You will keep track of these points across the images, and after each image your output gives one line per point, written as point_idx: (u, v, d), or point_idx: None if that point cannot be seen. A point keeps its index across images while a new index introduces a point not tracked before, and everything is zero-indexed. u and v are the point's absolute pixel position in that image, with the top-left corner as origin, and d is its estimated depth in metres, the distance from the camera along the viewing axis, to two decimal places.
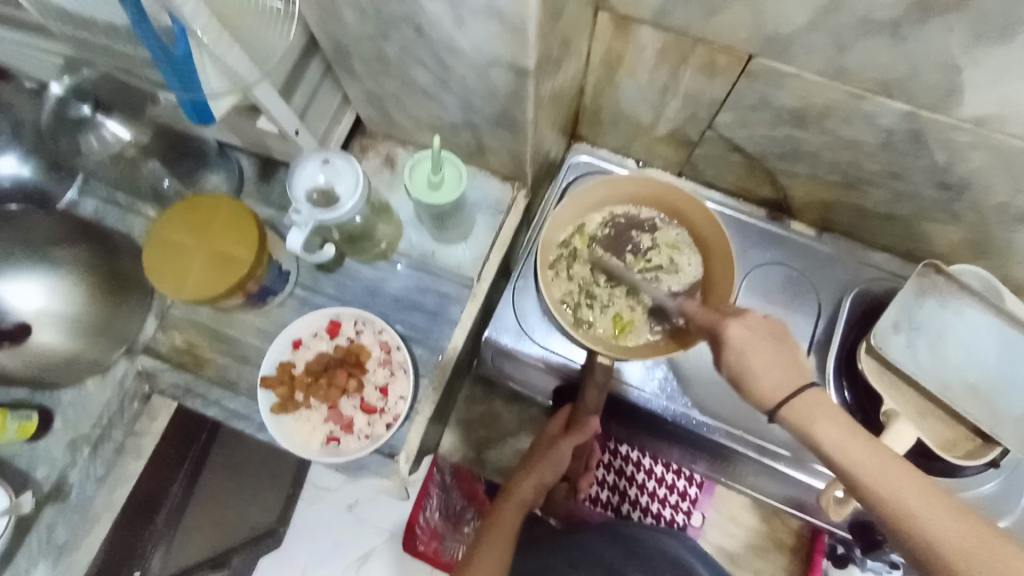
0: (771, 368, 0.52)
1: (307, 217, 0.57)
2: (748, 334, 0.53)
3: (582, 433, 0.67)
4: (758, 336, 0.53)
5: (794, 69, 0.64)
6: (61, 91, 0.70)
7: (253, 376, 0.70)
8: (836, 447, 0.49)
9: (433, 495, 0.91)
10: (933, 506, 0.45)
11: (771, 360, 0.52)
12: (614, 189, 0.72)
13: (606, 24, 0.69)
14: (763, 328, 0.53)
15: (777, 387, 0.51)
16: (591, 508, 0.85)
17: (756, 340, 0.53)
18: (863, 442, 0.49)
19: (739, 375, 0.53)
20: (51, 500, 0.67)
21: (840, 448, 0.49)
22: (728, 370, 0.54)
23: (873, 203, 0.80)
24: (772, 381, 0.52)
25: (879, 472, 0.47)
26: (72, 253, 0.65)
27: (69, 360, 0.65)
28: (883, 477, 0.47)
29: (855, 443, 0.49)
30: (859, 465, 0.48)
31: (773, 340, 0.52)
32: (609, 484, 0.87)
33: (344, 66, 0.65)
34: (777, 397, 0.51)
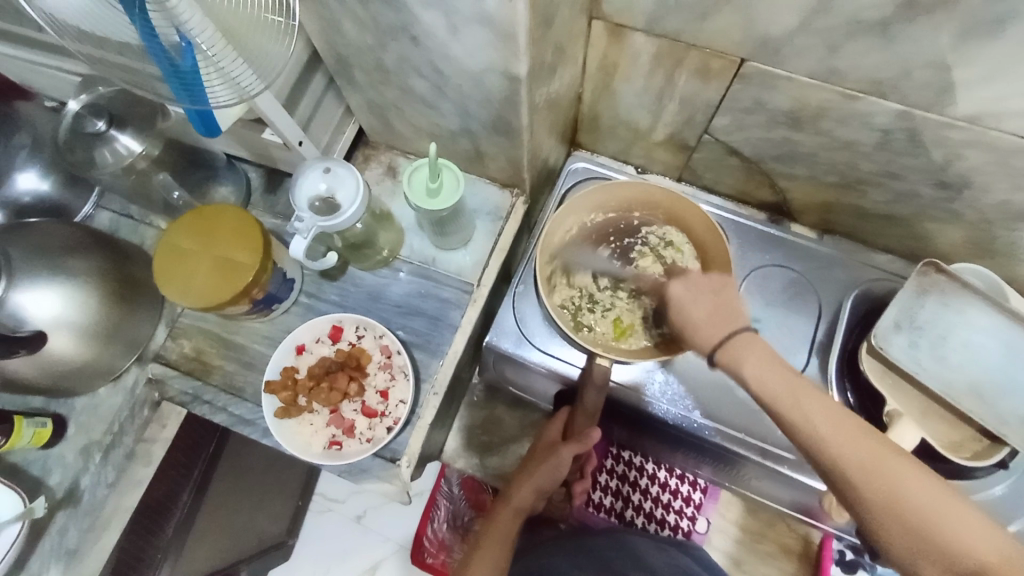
0: (712, 313, 0.56)
1: (309, 224, 0.58)
2: (685, 289, 0.58)
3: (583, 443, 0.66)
4: (695, 289, 0.57)
5: (788, 72, 0.65)
6: (78, 108, 0.69)
7: (258, 382, 0.72)
8: (766, 389, 0.51)
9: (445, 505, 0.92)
10: (846, 429, 0.46)
11: (711, 309, 0.56)
12: (613, 198, 0.73)
13: (601, 32, 0.71)
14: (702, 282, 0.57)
15: (713, 333, 0.54)
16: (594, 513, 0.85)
17: (691, 289, 0.57)
18: (792, 385, 0.50)
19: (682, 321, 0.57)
20: (63, 506, 0.68)
21: (762, 385, 0.51)
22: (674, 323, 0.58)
23: (872, 204, 0.80)
24: (711, 329, 0.55)
25: (798, 407, 0.49)
26: (87, 263, 0.67)
27: (84, 367, 0.67)
28: (799, 412, 0.49)
29: (776, 377, 0.50)
30: (783, 404, 0.49)
31: (710, 292, 0.56)
32: (612, 490, 0.86)
33: (346, 79, 0.67)
34: (713, 342, 0.54)
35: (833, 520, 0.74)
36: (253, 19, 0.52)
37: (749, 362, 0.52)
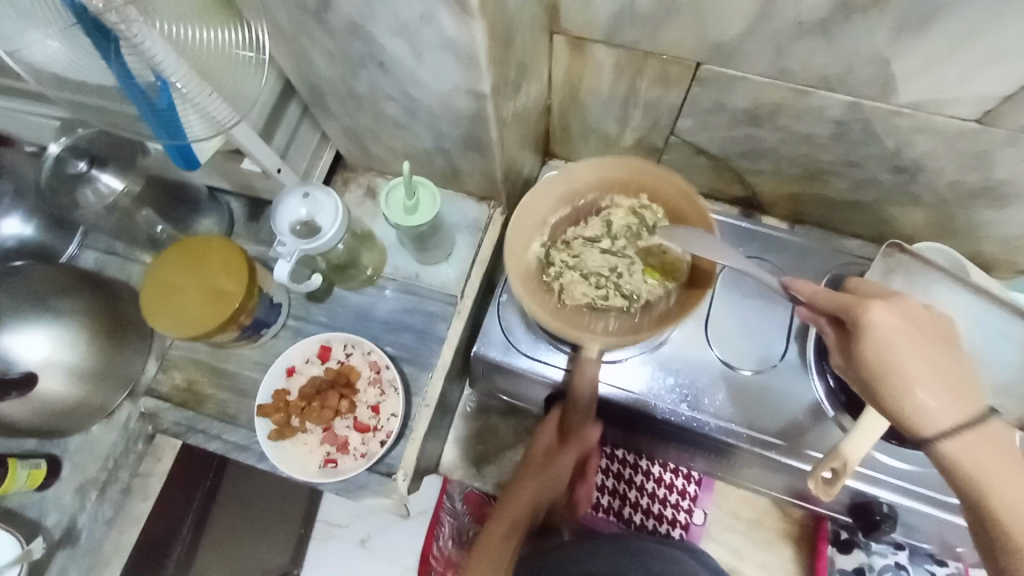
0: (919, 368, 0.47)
1: (291, 248, 0.60)
2: (894, 322, 0.48)
3: (580, 443, 0.70)
4: (904, 327, 0.48)
5: (742, 73, 0.68)
6: (59, 150, 0.72)
7: (252, 408, 0.72)
8: (990, 476, 0.45)
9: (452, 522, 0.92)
10: None
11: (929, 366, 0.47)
12: (577, 182, 0.68)
13: (563, 47, 0.74)
14: (921, 318, 0.48)
15: (938, 403, 0.47)
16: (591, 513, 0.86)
17: (906, 335, 0.48)
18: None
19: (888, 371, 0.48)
20: (62, 546, 0.69)
21: (974, 452, 0.45)
22: (863, 358, 0.49)
23: (836, 192, 0.83)
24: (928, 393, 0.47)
25: (1004, 480, 0.45)
26: (77, 303, 0.68)
27: (77, 406, 0.68)
28: (1005, 485, 0.45)
29: (989, 449, 0.46)
30: (1008, 492, 0.45)
31: (928, 332, 0.48)
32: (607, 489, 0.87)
33: (320, 106, 0.69)
34: (920, 394, 0.47)
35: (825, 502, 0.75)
36: (227, 57, 0.54)
37: (972, 435, 0.46)
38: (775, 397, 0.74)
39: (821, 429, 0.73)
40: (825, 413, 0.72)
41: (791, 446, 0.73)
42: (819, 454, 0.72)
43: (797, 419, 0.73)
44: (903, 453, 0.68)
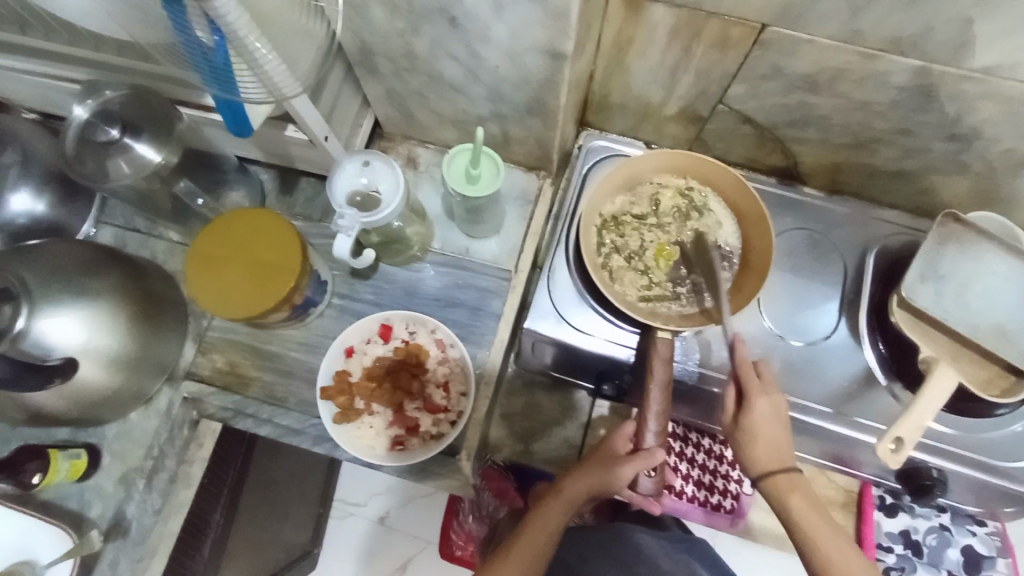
0: (771, 442, 0.63)
1: (352, 220, 0.56)
2: (767, 411, 0.63)
3: (646, 460, 0.65)
4: (773, 416, 0.63)
5: (809, 36, 0.66)
6: (86, 115, 0.61)
7: (300, 390, 0.69)
8: (805, 524, 0.61)
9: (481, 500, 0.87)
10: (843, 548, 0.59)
11: (771, 439, 0.63)
12: (640, 170, 0.77)
13: (618, 6, 0.70)
14: (781, 412, 0.63)
15: (764, 461, 0.63)
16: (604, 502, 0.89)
17: (769, 418, 0.62)
18: (823, 519, 0.61)
19: (746, 436, 0.63)
20: (112, 537, 0.65)
21: (802, 513, 0.61)
22: (738, 433, 0.64)
23: (882, 161, 0.83)
24: (762, 457, 0.63)
25: (813, 527, 0.60)
26: (108, 283, 0.63)
27: (113, 394, 0.64)
28: (822, 534, 0.60)
29: (818, 517, 0.61)
30: (816, 532, 0.60)
31: (780, 423, 0.63)
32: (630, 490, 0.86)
33: (367, 68, 0.64)
34: (765, 469, 0.63)
35: (868, 465, 0.80)
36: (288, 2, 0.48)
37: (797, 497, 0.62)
38: (826, 368, 0.78)
39: (872, 395, 0.77)
40: (877, 381, 0.77)
41: (841, 414, 0.77)
42: (873, 422, 0.76)
43: (847, 388, 0.78)
44: (947, 418, 0.74)
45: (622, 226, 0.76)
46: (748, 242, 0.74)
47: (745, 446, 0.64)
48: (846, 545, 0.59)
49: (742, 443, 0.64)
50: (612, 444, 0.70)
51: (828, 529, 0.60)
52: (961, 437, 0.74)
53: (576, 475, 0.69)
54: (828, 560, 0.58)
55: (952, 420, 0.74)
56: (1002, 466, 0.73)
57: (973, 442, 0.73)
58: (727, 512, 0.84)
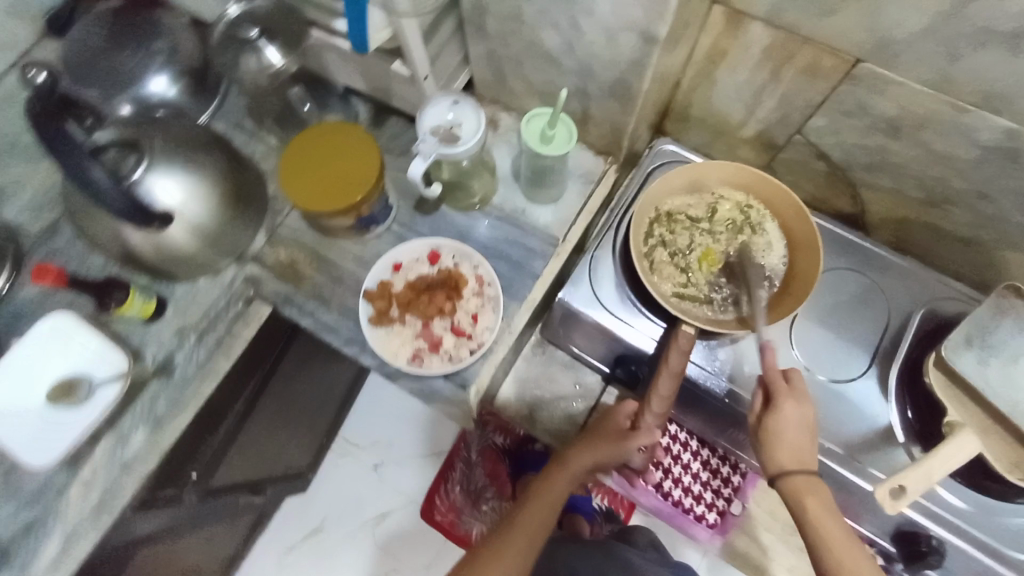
0: (795, 444, 0.64)
1: (431, 147, 0.63)
2: (795, 415, 0.65)
3: (646, 438, 0.69)
4: (801, 419, 0.65)
5: (899, 77, 0.67)
6: (236, 14, 0.71)
7: (344, 296, 0.76)
8: (821, 530, 0.62)
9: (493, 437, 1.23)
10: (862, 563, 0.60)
11: (796, 443, 0.64)
12: (706, 176, 0.79)
13: (719, 18, 0.74)
14: (809, 417, 0.65)
15: (786, 464, 0.64)
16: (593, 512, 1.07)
17: (797, 423, 0.64)
18: (841, 531, 0.62)
19: (770, 437, 0.65)
20: (157, 376, 0.75)
21: (817, 517, 0.62)
22: (762, 428, 0.66)
23: (954, 225, 0.81)
24: (785, 459, 0.64)
25: (829, 534, 0.62)
26: (210, 161, 0.71)
27: (189, 258, 0.73)
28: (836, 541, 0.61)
29: (834, 522, 0.62)
30: (831, 538, 0.61)
31: (806, 427, 0.65)
32: (610, 497, 1.08)
33: (475, 25, 0.70)
34: (787, 468, 0.64)
35: (867, 520, 0.79)
36: None
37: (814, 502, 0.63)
38: (847, 411, 0.77)
39: (886, 450, 0.75)
40: (896, 438, 0.75)
41: (849, 460, 0.76)
42: (879, 474, 0.75)
43: (863, 437, 0.76)
44: (959, 490, 0.71)
45: (674, 223, 0.78)
46: (793, 268, 0.75)
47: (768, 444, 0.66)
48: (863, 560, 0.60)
49: (764, 441, 0.66)
50: (612, 421, 0.73)
51: (847, 540, 0.61)
52: (975, 514, 0.71)
53: (583, 447, 0.72)
54: (841, 567, 0.60)
55: (969, 496, 0.71)
56: (1015, 557, 0.70)
57: (983, 521, 0.71)
58: (708, 525, 0.87)
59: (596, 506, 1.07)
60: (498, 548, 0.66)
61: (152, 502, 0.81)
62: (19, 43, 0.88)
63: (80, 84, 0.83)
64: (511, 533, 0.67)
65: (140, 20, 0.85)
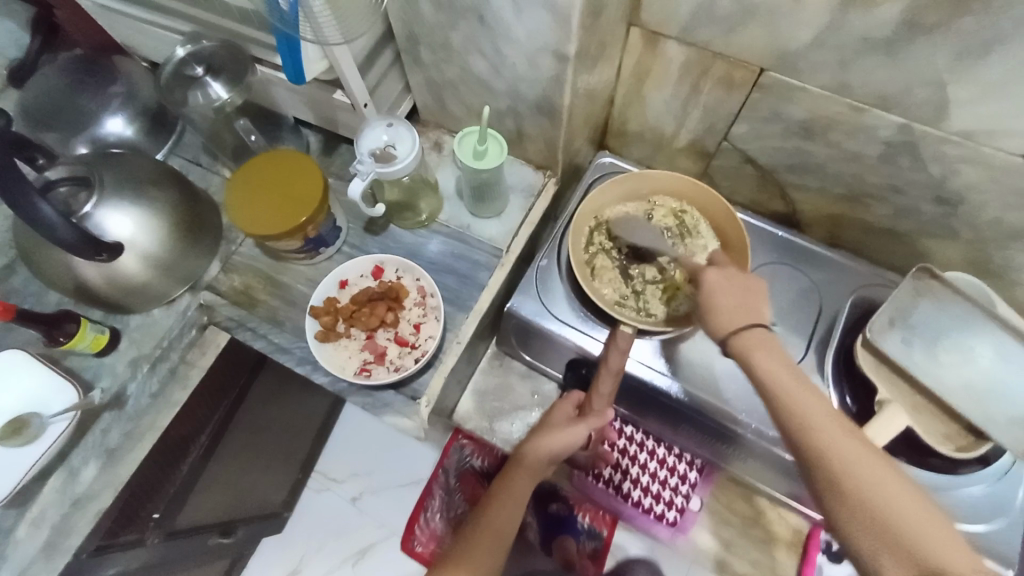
0: (730, 304, 0.65)
1: (369, 168, 0.67)
2: (720, 278, 0.67)
3: (596, 422, 0.71)
4: (728, 280, 0.67)
5: (802, 84, 0.73)
6: (183, 55, 0.75)
7: (298, 317, 0.78)
8: (771, 378, 0.58)
9: (472, 458, 1.21)
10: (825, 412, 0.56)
11: (733, 301, 0.65)
12: (642, 186, 0.83)
13: (638, 39, 0.80)
14: (736, 277, 0.67)
15: (733, 320, 0.63)
16: (578, 534, 1.05)
17: (724, 284, 0.66)
18: (801, 388, 0.58)
19: (708, 307, 0.66)
20: (111, 407, 0.75)
21: (769, 367, 0.59)
22: (699, 302, 0.67)
23: (876, 219, 0.87)
24: (729, 317, 0.64)
25: (785, 385, 0.58)
26: (162, 194, 0.74)
27: (142, 288, 0.75)
28: (794, 391, 0.58)
29: (786, 368, 0.59)
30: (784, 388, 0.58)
31: (739, 287, 0.66)
32: (593, 515, 1.05)
33: (412, 56, 0.75)
34: (729, 328, 0.63)
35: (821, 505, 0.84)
36: None
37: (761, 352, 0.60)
38: None
39: None
40: None
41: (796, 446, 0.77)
42: None
43: None
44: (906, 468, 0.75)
45: (613, 230, 0.82)
46: (727, 268, 0.79)
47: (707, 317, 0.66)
48: (825, 408, 0.56)
49: (704, 311, 0.66)
50: (560, 411, 0.75)
51: (805, 391, 0.58)
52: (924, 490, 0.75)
53: (540, 439, 0.72)
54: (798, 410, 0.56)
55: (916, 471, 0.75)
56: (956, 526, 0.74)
57: (938, 496, 0.74)
58: (669, 524, 0.94)
59: (582, 526, 1.05)
60: (465, 551, 0.65)
61: (110, 544, 0.78)
62: None
63: (39, 129, 0.86)
64: (477, 541, 0.66)
65: (98, 65, 0.89)
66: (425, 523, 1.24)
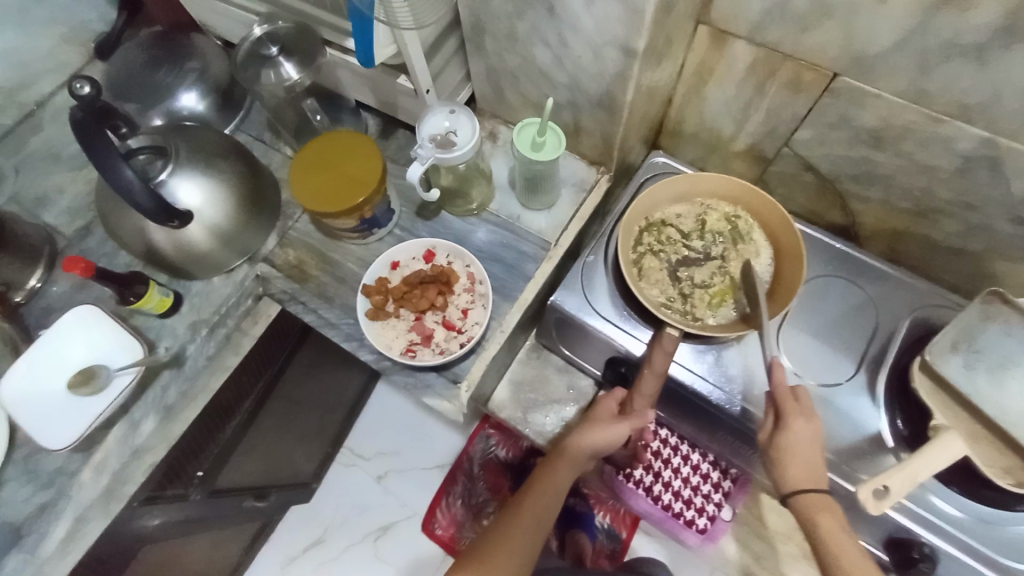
0: (800, 460, 0.65)
1: (429, 153, 0.68)
2: (805, 432, 0.66)
3: (637, 422, 0.71)
4: (808, 438, 0.66)
5: (878, 90, 0.70)
6: (260, 34, 0.78)
7: (347, 294, 0.81)
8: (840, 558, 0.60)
9: (497, 448, 1.26)
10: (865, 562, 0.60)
11: (806, 462, 0.65)
12: (696, 188, 0.82)
13: (705, 37, 0.78)
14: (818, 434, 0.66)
15: (798, 482, 0.64)
16: (595, 531, 1.07)
17: (805, 440, 0.65)
18: (860, 560, 0.60)
19: (780, 452, 0.66)
20: (170, 366, 0.80)
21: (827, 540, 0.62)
22: (773, 448, 0.67)
23: (944, 235, 0.82)
24: (797, 476, 0.65)
25: (837, 552, 0.61)
26: (229, 167, 0.77)
27: (205, 257, 0.78)
28: (844, 546, 0.61)
29: (847, 547, 0.61)
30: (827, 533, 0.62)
31: (812, 445, 0.65)
32: (613, 515, 1.08)
33: (475, 44, 0.76)
34: (793, 488, 0.65)
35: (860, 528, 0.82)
36: None
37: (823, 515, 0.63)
38: (835, 417, 0.77)
39: (876, 457, 0.75)
40: (886, 444, 0.75)
41: (840, 465, 0.76)
42: (865, 477, 0.75)
43: (855, 444, 0.76)
44: (952, 497, 0.72)
45: (663, 231, 0.81)
46: (779, 276, 0.77)
47: (778, 463, 0.66)
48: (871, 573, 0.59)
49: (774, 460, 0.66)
50: (602, 408, 0.75)
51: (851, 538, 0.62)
52: (969, 521, 0.72)
53: (582, 434, 0.72)
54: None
55: (962, 502, 0.72)
56: (1004, 563, 0.71)
57: (984, 529, 0.72)
58: (699, 531, 0.94)
59: (600, 525, 1.07)
60: (502, 536, 0.68)
61: (158, 497, 0.82)
62: (69, 65, 0.97)
63: (118, 98, 0.91)
64: (514, 527, 0.69)
65: (176, 41, 0.93)
66: (449, 507, 1.27)
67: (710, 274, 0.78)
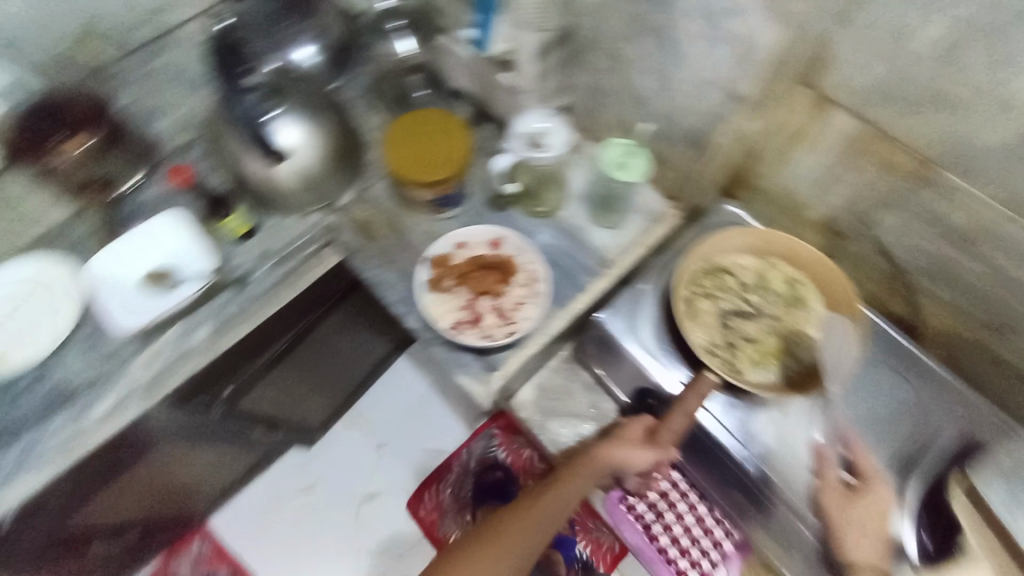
0: (869, 533, 0.68)
1: (518, 151, 0.75)
2: (878, 507, 0.70)
3: (659, 454, 0.71)
4: (876, 513, 0.70)
5: (973, 189, 0.69)
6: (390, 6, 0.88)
7: (406, 262, 0.84)
8: None
9: (497, 450, 1.27)
10: None
11: (871, 535, 0.68)
12: (765, 245, 0.81)
13: (807, 100, 0.77)
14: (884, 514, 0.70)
15: (864, 553, 0.68)
16: (573, 558, 1.07)
17: (878, 515, 0.69)
18: None
19: (857, 519, 0.69)
20: (234, 286, 0.85)
21: None
22: (851, 514, 0.69)
23: (1006, 351, 0.80)
24: (864, 547, 0.68)
25: None
26: (329, 119, 0.83)
27: (285, 195, 0.84)
28: None
29: None
30: None
31: (879, 520, 0.69)
32: (595, 548, 1.07)
33: (584, 59, 0.79)
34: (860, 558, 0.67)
35: None
36: None
37: None
38: None
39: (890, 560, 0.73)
40: (906, 556, 0.73)
41: None
42: None
43: None
44: None
45: (723, 279, 0.81)
46: (832, 353, 0.76)
47: (848, 529, 0.69)
48: None
49: (847, 524, 0.69)
50: (629, 429, 0.75)
51: None
52: None
53: (607, 448, 0.73)
54: None
55: None
56: None
57: None
58: None
59: (578, 554, 1.07)
60: (505, 522, 0.73)
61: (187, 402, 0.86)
62: None
63: None
64: (519, 518, 0.73)
65: None
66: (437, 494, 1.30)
67: (760, 332, 0.78)
